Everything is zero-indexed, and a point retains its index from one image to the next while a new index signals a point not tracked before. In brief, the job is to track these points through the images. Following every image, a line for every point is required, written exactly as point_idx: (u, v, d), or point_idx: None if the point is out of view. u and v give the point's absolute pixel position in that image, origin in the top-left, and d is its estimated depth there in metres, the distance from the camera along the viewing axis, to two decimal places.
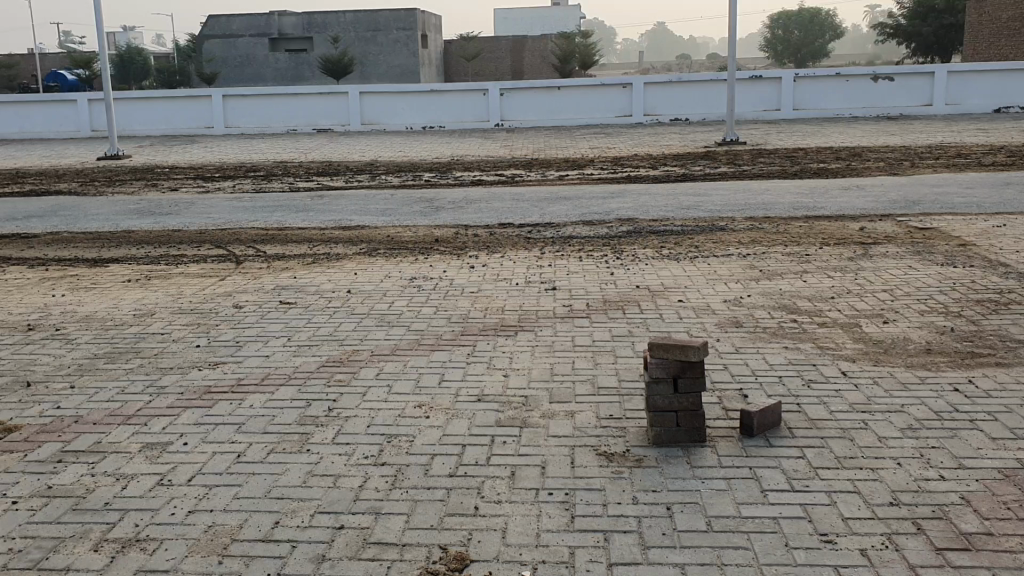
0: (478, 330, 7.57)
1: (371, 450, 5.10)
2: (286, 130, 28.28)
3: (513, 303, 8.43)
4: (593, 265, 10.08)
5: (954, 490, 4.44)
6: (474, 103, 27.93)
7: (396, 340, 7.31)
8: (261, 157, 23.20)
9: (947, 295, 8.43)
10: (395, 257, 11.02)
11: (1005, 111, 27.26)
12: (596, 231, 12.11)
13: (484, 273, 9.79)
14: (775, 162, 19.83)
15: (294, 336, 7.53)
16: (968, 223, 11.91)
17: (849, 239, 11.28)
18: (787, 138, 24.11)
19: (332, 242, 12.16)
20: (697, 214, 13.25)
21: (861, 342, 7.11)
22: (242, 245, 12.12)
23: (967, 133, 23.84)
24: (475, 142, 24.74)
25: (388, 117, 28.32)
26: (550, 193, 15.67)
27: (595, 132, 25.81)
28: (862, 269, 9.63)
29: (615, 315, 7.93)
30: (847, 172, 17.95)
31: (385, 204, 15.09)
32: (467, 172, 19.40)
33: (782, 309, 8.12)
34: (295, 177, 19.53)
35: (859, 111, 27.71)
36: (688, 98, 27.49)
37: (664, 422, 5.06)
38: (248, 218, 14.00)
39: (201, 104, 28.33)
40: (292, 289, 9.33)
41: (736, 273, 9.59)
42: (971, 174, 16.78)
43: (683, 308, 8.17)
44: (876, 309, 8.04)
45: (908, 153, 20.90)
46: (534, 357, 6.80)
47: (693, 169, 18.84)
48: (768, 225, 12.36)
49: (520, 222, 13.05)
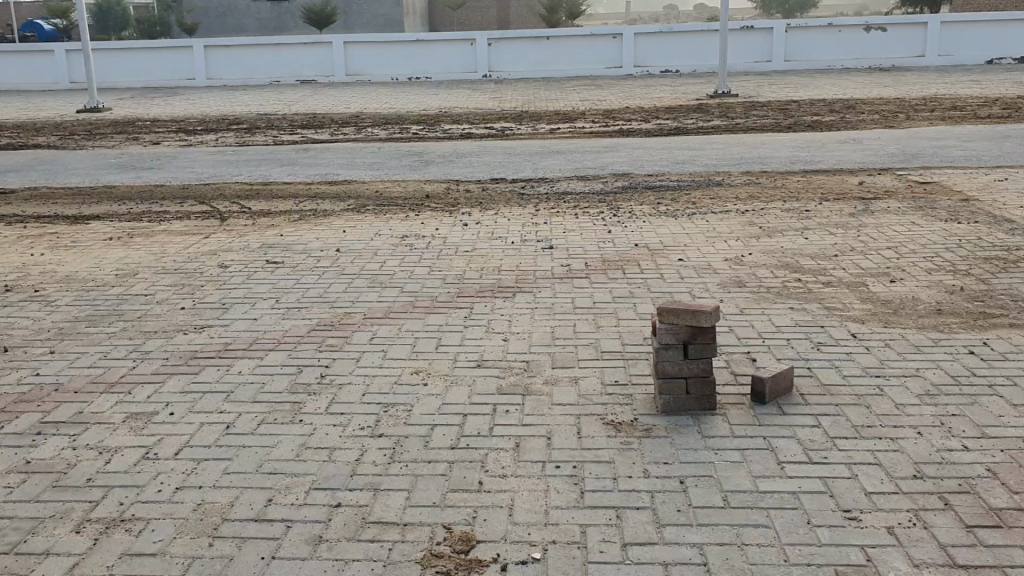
0: (474, 292, 7.31)
1: (367, 421, 4.87)
2: (269, 82, 27.70)
3: (509, 263, 8.18)
4: (590, 222, 9.81)
5: (979, 461, 4.26)
6: (461, 53, 27.37)
7: (389, 302, 7.06)
8: (245, 110, 22.67)
9: (953, 252, 8.22)
10: (385, 214, 10.70)
11: (997, 62, 26.93)
12: (591, 187, 11.83)
13: (477, 231, 9.51)
14: (769, 115, 19.52)
15: (283, 298, 7.26)
16: (969, 177, 11.69)
17: (849, 195, 11.05)
18: (780, 90, 23.77)
19: (320, 198, 11.81)
20: (692, 168, 12.98)
21: (869, 301, 6.90)
22: (227, 201, 11.76)
23: (962, 85, 23.55)
24: (462, 94, 24.26)
25: (374, 68, 27.75)
26: (541, 147, 15.35)
27: (585, 84, 25.37)
28: (865, 225, 9.40)
29: (614, 276, 7.68)
30: (842, 126, 17.69)
31: (373, 157, 14.74)
32: (455, 124, 19.02)
33: (786, 269, 7.89)
34: (280, 130, 19.08)
35: (851, 62, 27.32)
36: (678, 48, 27.03)
37: (673, 390, 4.81)
38: (233, 173, 13.64)
39: (180, 55, 27.63)
40: (280, 248, 9.03)
41: (736, 231, 9.34)
42: (968, 126, 16.56)
43: (684, 267, 7.94)
44: (882, 268, 7.83)
45: (902, 105, 20.62)
46: (533, 320, 6.55)
47: (685, 122, 18.53)
48: (766, 180, 12.09)
49: (512, 177, 12.75)
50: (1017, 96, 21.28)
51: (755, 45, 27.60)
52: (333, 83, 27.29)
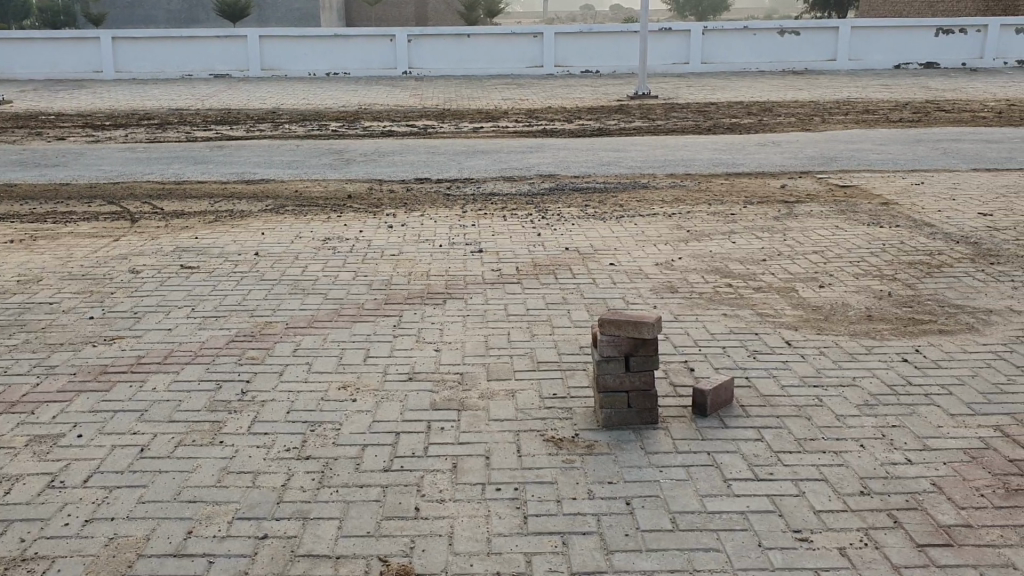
0: (402, 298, 7.06)
1: (293, 442, 4.61)
2: (181, 76, 26.81)
3: (436, 267, 7.95)
4: (517, 225, 9.63)
5: (923, 475, 4.22)
6: (380, 49, 26.93)
7: (313, 310, 6.75)
8: (156, 104, 21.87)
9: (878, 256, 8.29)
10: (305, 215, 10.34)
11: (904, 68, 27.69)
12: (517, 188, 11.67)
13: (403, 234, 9.25)
14: (689, 116, 19.67)
15: (199, 307, 6.90)
16: (887, 181, 11.89)
17: (773, 198, 11.13)
18: (699, 92, 24.01)
19: (236, 198, 11.38)
20: (617, 170, 12.93)
21: (801, 307, 6.88)
22: (138, 201, 11.23)
23: (872, 89, 24.13)
24: (382, 91, 23.85)
25: (290, 62, 27.12)
26: (465, 146, 15.12)
27: (506, 82, 25.21)
28: (790, 229, 9.44)
29: (545, 281, 7.52)
30: (760, 128, 17.92)
31: (292, 155, 14.32)
32: (375, 122, 18.67)
33: (717, 274, 7.84)
34: (193, 126, 18.43)
35: (766, 65, 27.75)
36: (599, 48, 27.07)
37: (615, 404, 4.68)
38: (144, 171, 13.07)
39: (86, 46, 26.53)
40: (194, 252, 8.61)
41: (664, 234, 9.28)
42: (881, 130, 16.93)
43: (616, 272, 7.83)
44: (811, 272, 7.84)
45: (817, 108, 21.01)
46: (464, 328, 6.34)
47: (608, 122, 18.52)
48: (691, 183, 12.10)
49: (437, 177, 12.51)
50: (926, 101, 21.89)
51: (673, 46, 27.81)
52: (247, 78, 26.57)
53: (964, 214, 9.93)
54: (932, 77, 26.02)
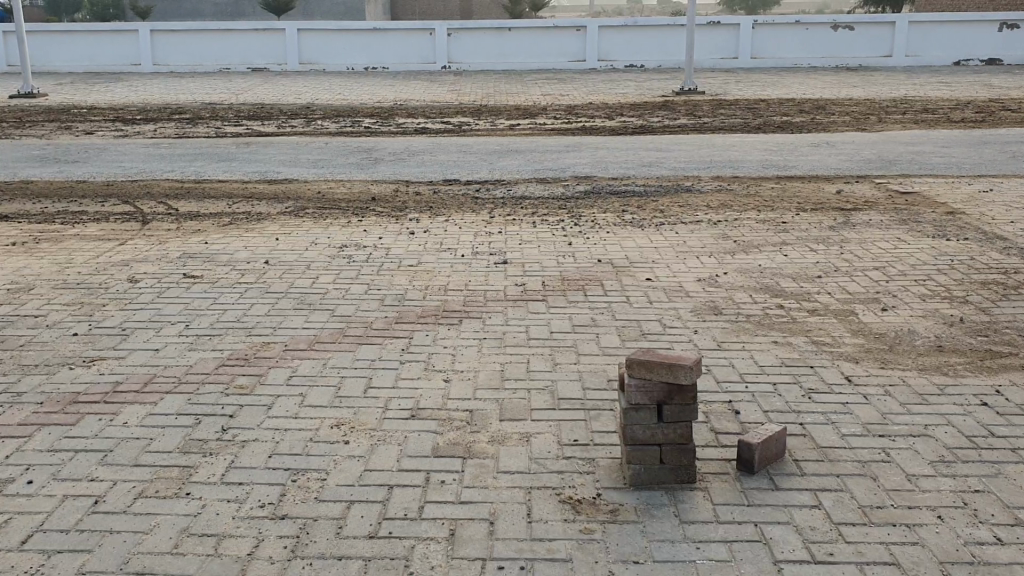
0: (414, 318, 6.41)
1: (268, 495, 3.98)
2: (219, 70, 26.40)
3: (457, 281, 7.30)
4: (548, 232, 8.96)
5: (1019, 562, 3.47)
6: (419, 43, 26.37)
7: (316, 329, 6.13)
8: (190, 98, 21.50)
9: (946, 274, 7.47)
10: (324, 219, 9.75)
11: (964, 64, 26.48)
12: (550, 191, 10.98)
13: (424, 241, 8.63)
14: (736, 114, 18.82)
15: (194, 323, 6.31)
16: (952, 187, 11.01)
17: (827, 204, 10.32)
18: (747, 88, 23.08)
19: (254, 198, 10.83)
20: (659, 172, 12.17)
21: (861, 335, 6.12)
22: (153, 201, 10.73)
23: (931, 86, 23.03)
24: (420, 85, 23.26)
25: (327, 56, 26.63)
26: (499, 145, 14.45)
27: (547, 77, 24.49)
28: (847, 241, 8.64)
29: (573, 299, 6.83)
30: (812, 127, 17.04)
31: (319, 154, 13.77)
32: (410, 118, 18.11)
33: (766, 293, 7.09)
34: (224, 121, 17.98)
35: (818, 61, 26.71)
36: (643, 43, 26.27)
37: (645, 459, 4.00)
38: (165, 168, 12.58)
39: (124, 39, 26.30)
40: (201, 259, 8.04)
41: (708, 246, 8.54)
42: (942, 131, 15.94)
43: (653, 288, 7.12)
44: (871, 293, 7.06)
45: (874, 106, 20.01)
46: (480, 355, 5.67)
47: (650, 120, 17.72)
48: (738, 187, 11.31)
49: (467, 178, 11.85)
50: (989, 99, 20.79)
51: (721, 41, 26.87)
52: (285, 72, 26.16)
53: None
54: (994, 74, 24.80)
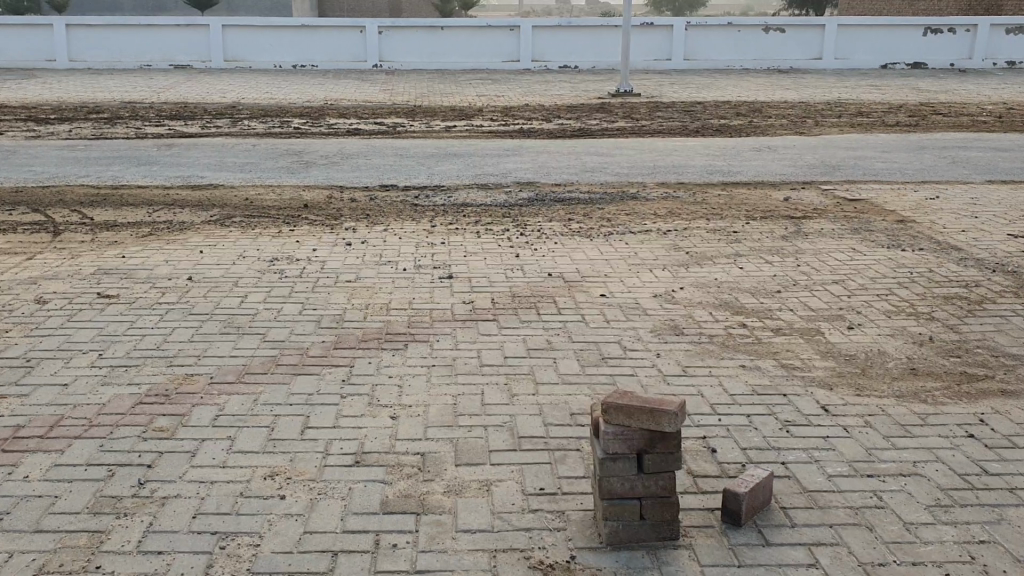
0: (355, 342, 5.88)
1: (192, 567, 3.47)
2: (139, 66, 25.29)
3: (400, 299, 6.80)
4: (493, 243, 8.51)
5: None
6: (350, 41, 25.73)
7: (247, 358, 5.57)
8: (108, 96, 20.48)
9: (908, 289, 7.22)
10: (253, 228, 9.13)
11: (891, 67, 26.74)
12: (492, 198, 10.51)
13: (362, 254, 8.09)
14: (674, 117, 18.61)
15: (108, 351, 5.70)
16: (898, 194, 10.86)
17: (776, 212, 10.06)
18: (682, 90, 22.95)
19: (177, 206, 10.14)
20: (602, 178, 11.81)
21: (832, 358, 5.79)
22: (66, 208, 9.96)
23: (862, 90, 23.18)
24: (351, 85, 22.57)
25: (254, 54, 25.73)
26: (436, 148, 13.94)
27: (482, 78, 24.04)
28: (802, 252, 8.36)
29: (525, 318, 6.37)
30: (751, 130, 16.91)
31: (246, 157, 13.08)
32: (341, 118, 17.48)
33: (726, 310, 6.73)
34: (145, 121, 17.10)
35: (750, 63, 26.73)
36: (578, 44, 25.99)
37: (623, 513, 3.60)
38: (80, 173, 11.78)
39: (38, 34, 25.03)
40: (118, 275, 7.39)
41: (660, 258, 8.17)
42: (880, 135, 15.92)
43: (608, 306, 6.71)
44: (835, 309, 6.75)
45: (809, 109, 20.01)
46: (429, 385, 5.18)
47: (589, 123, 17.38)
48: (684, 194, 10.99)
49: (405, 184, 11.32)
50: (920, 103, 20.96)
51: (654, 42, 26.73)
52: (209, 69, 25.19)
53: (992, 235, 8.91)
54: (922, 77, 25.11)
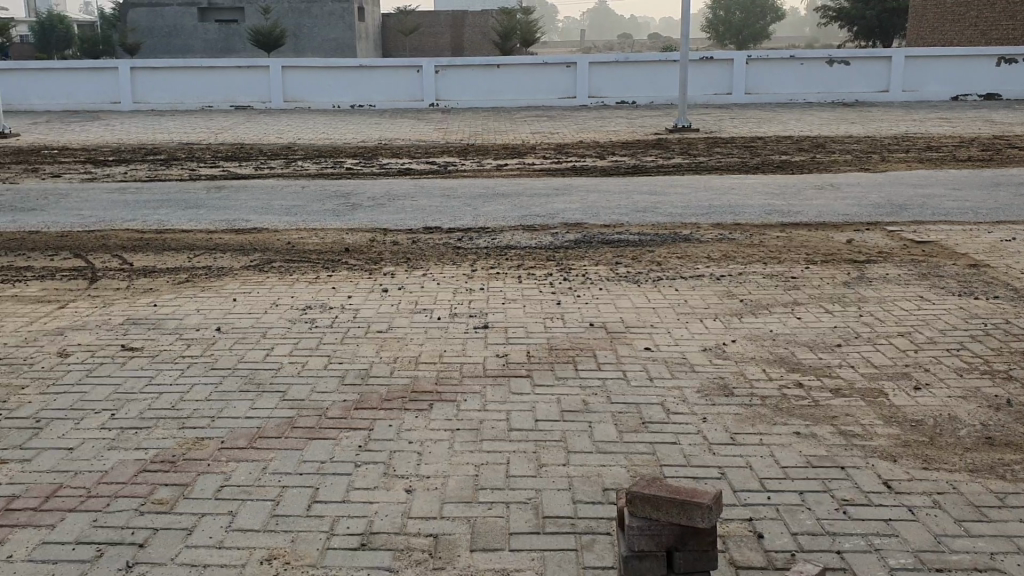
0: (378, 401, 5.53)
1: None
2: (201, 107, 25.64)
3: (431, 352, 6.46)
4: (534, 289, 8.13)
5: None
6: (407, 80, 25.74)
7: (262, 420, 5.25)
8: (167, 137, 20.72)
9: (981, 343, 6.63)
10: (290, 274, 8.90)
11: (963, 99, 25.85)
12: (539, 240, 10.16)
13: (397, 301, 7.79)
14: (733, 153, 18.11)
15: (120, 412, 5.43)
16: (971, 235, 10.24)
17: (838, 255, 9.53)
18: (743, 125, 22.42)
19: (218, 250, 9.98)
20: (654, 219, 11.36)
21: (896, 423, 5.26)
22: (108, 253, 9.87)
23: (932, 122, 22.39)
24: (406, 124, 22.53)
25: (313, 94, 25.93)
26: (486, 187, 13.65)
27: (538, 115, 23.84)
28: (865, 300, 7.82)
29: (561, 375, 5.96)
30: (813, 166, 16.35)
31: (293, 199, 12.94)
32: (394, 158, 17.35)
33: (781, 366, 6.23)
34: (200, 162, 17.18)
35: (814, 96, 26.12)
36: (636, 80, 25.68)
37: None
38: (127, 216, 11.73)
39: (104, 77, 25.53)
40: (145, 326, 7.18)
41: (711, 306, 7.69)
42: (951, 170, 15.24)
43: (652, 361, 6.26)
44: (900, 366, 6.21)
45: (875, 144, 19.33)
46: (452, 452, 4.80)
47: (644, 160, 16.96)
48: (740, 235, 10.49)
49: (450, 225, 11.03)
50: (993, 136, 20.13)
51: (713, 77, 26.22)
52: (269, 110, 25.41)
53: None
54: (995, 109, 24.22)
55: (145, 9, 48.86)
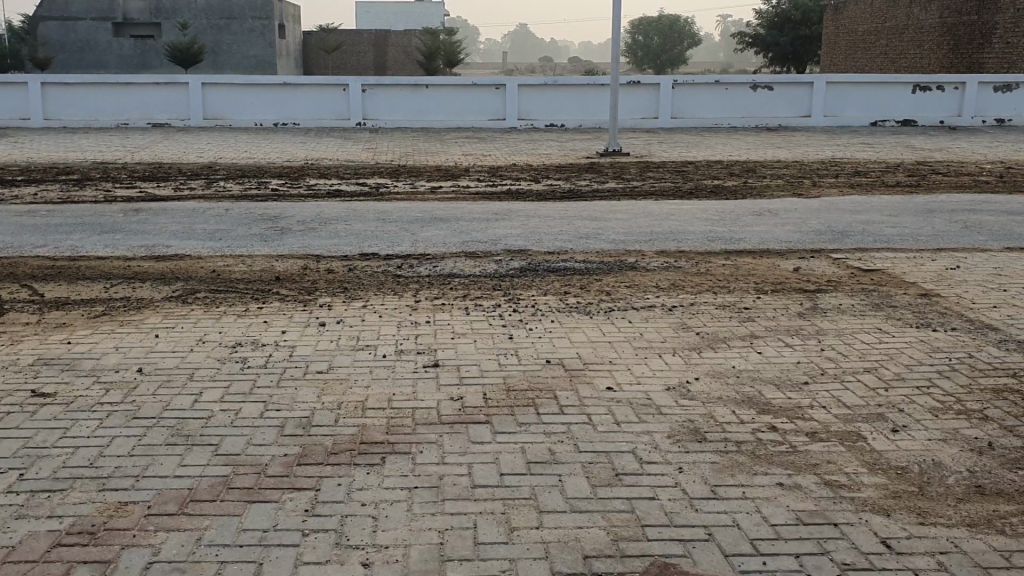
0: (324, 456, 5.02)
1: None
2: (116, 124, 24.54)
3: (378, 395, 5.95)
4: (482, 322, 7.69)
5: None
6: (332, 98, 25.10)
7: (193, 480, 4.70)
8: (80, 156, 19.71)
9: (950, 380, 6.41)
10: (217, 307, 8.29)
11: (881, 125, 26.32)
12: (480, 268, 9.73)
13: (336, 337, 7.26)
14: (666, 177, 17.98)
15: (30, 470, 4.81)
16: (916, 263, 10.17)
17: (788, 284, 9.32)
18: (673, 149, 22.39)
19: (137, 280, 9.28)
20: (597, 246, 11.03)
21: (882, 472, 4.96)
22: (15, 283, 9.08)
23: (857, 147, 22.71)
24: (334, 144, 21.90)
25: (234, 111, 25.06)
26: (420, 212, 13.14)
27: (468, 136, 23.46)
28: (824, 333, 7.57)
29: (522, 420, 5.52)
30: (747, 191, 16.31)
31: (217, 223, 12.28)
32: (322, 179, 16.75)
33: (751, 408, 5.89)
34: (115, 183, 16.30)
35: (738, 120, 26.31)
36: (566, 102, 25.51)
37: None
38: (36, 243, 10.89)
39: (12, 92, 24.24)
40: (59, 367, 6.51)
41: (669, 340, 7.35)
42: (882, 196, 15.33)
43: (616, 403, 5.86)
44: (873, 406, 5.93)
45: (805, 169, 19.47)
46: (411, 517, 4.34)
47: (578, 184, 16.66)
48: (687, 263, 10.22)
49: (386, 252, 10.50)
50: (917, 161, 20.47)
51: (641, 100, 26.21)
52: (188, 128, 24.48)
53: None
54: (914, 135, 24.74)
55: (56, 22, 47.12)
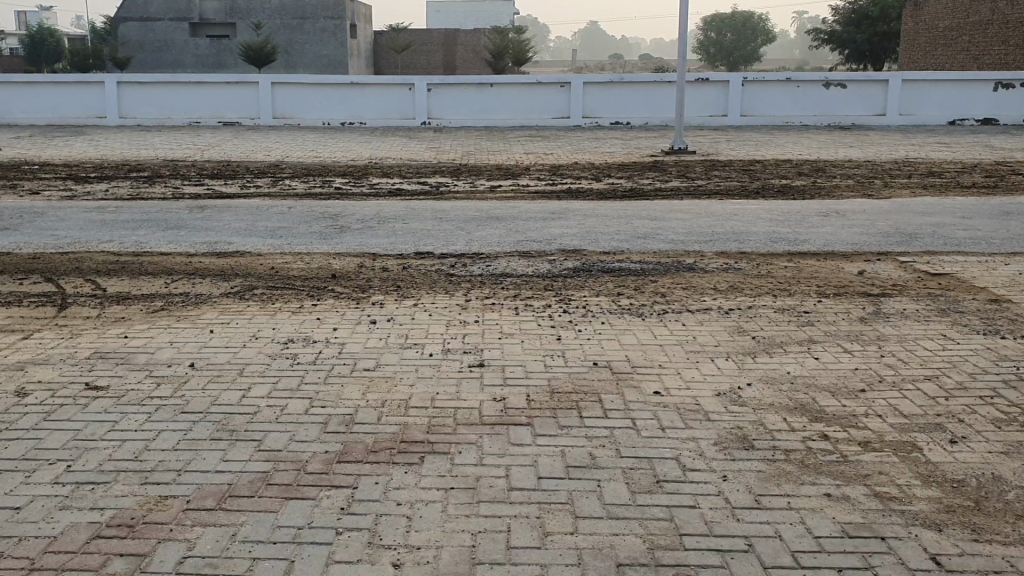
0: (364, 454, 5.01)
1: None
2: (188, 122, 25.10)
3: (422, 394, 5.94)
4: (531, 322, 7.64)
5: None
6: (398, 97, 25.24)
7: (233, 475, 4.73)
8: (151, 154, 20.16)
9: (1016, 390, 6.13)
10: (273, 303, 8.37)
11: (959, 124, 25.50)
12: (535, 267, 9.66)
13: (385, 335, 7.26)
14: (732, 176, 17.65)
15: (78, 462, 4.90)
16: (989, 268, 9.78)
17: (851, 287, 9.06)
18: (740, 148, 21.97)
19: (197, 275, 9.44)
20: (655, 246, 10.87)
21: (937, 485, 4.76)
22: (80, 277, 9.31)
23: (932, 147, 22.00)
24: (397, 143, 22.03)
25: (302, 110, 25.41)
26: (479, 211, 13.13)
27: (531, 135, 23.42)
28: (885, 339, 7.32)
29: (565, 423, 5.45)
30: (815, 191, 15.90)
31: (279, 220, 12.40)
32: (385, 177, 16.84)
33: (802, 415, 5.72)
34: (185, 180, 16.63)
35: (809, 119, 25.73)
36: (632, 99, 25.27)
37: None
38: (103, 238, 11.16)
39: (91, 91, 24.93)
40: (114, 359, 6.66)
41: (722, 343, 7.20)
42: (958, 198, 14.80)
43: (663, 407, 5.75)
44: (930, 416, 5.70)
45: (876, 168, 18.92)
46: (445, 518, 4.31)
47: (641, 183, 16.49)
48: (748, 265, 10.01)
49: (441, 251, 10.51)
50: (996, 162, 19.76)
51: (709, 97, 25.80)
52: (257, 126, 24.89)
53: None
54: (994, 134, 23.88)
55: (135, 22, 48.43)
